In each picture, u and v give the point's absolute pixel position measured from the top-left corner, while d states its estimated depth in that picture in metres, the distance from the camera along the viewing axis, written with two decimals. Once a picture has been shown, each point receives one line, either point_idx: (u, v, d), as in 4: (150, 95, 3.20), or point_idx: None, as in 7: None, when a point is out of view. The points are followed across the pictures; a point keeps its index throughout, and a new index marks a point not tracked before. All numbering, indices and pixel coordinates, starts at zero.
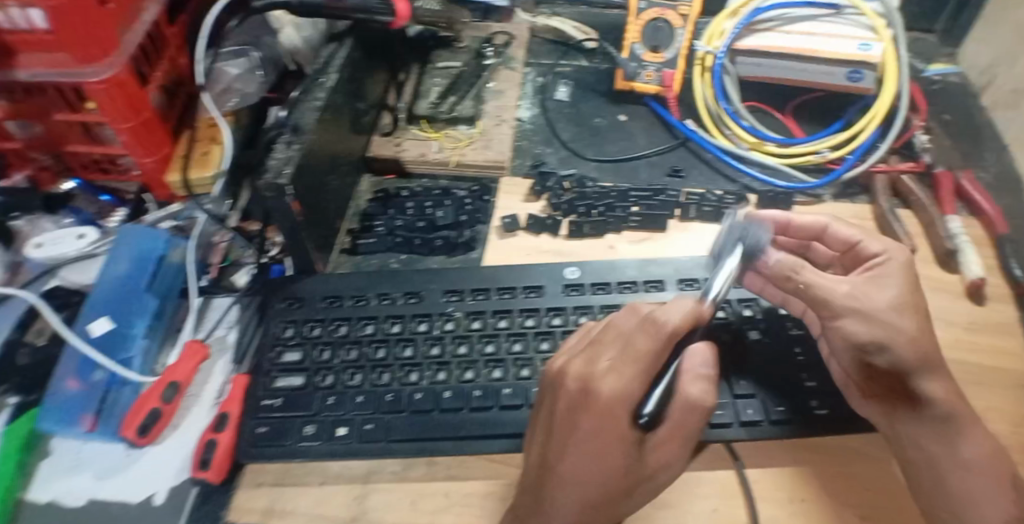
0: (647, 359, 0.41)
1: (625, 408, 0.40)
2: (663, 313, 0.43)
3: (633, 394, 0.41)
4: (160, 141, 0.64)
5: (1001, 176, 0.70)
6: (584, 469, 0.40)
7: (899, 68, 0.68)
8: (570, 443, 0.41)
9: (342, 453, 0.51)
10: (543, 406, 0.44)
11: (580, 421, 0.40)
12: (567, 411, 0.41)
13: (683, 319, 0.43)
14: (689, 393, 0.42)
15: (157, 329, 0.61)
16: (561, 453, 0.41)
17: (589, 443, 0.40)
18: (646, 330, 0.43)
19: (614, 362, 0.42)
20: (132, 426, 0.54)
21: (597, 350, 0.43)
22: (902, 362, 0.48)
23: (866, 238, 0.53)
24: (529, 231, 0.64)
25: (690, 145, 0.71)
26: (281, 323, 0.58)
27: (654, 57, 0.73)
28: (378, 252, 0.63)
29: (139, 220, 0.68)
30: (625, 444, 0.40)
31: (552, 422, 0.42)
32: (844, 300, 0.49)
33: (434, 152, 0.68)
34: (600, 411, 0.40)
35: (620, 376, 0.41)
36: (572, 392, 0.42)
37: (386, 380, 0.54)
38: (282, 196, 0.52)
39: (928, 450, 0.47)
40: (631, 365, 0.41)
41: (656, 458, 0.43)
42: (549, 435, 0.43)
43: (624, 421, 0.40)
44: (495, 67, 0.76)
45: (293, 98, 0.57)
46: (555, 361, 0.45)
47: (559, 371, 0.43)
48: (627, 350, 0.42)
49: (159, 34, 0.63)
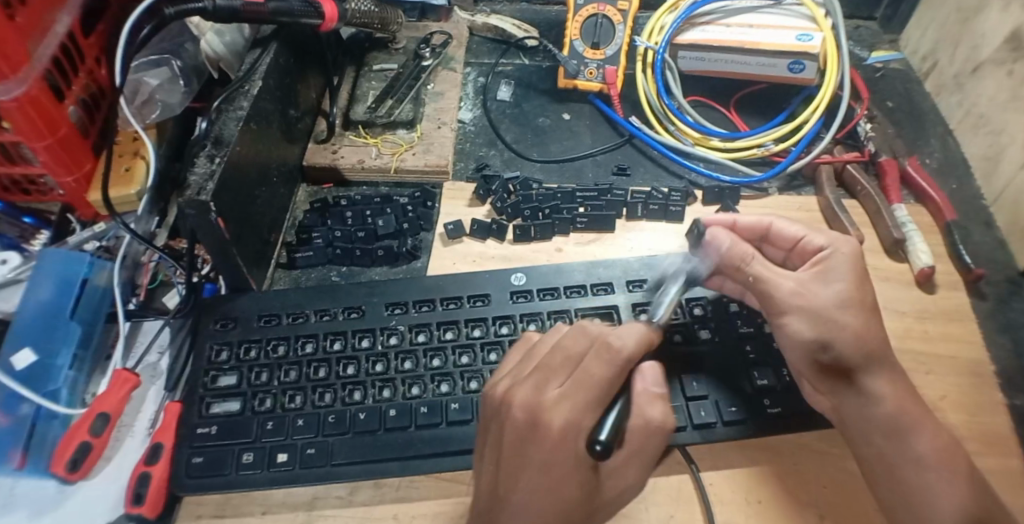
0: (602, 385, 0.41)
1: (576, 437, 0.39)
2: (616, 337, 0.43)
3: (586, 425, 0.40)
4: (79, 159, 0.59)
5: (946, 162, 0.70)
6: (539, 500, 0.38)
7: (840, 56, 0.68)
8: (521, 475, 0.39)
9: (282, 482, 0.48)
10: (489, 436, 0.42)
11: (530, 452, 0.39)
12: (515, 443, 0.40)
13: (637, 344, 0.43)
14: (648, 415, 0.42)
15: (83, 358, 0.58)
16: (512, 485, 0.39)
17: (542, 474, 0.38)
18: (600, 356, 0.42)
19: (564, 391, 0.40)
20: (61, 461, 0.50)
21: (543, 376, 0.42)
22: (848, 358, 0.48)
23: (810, 232, 0.52)
24: (473, 236, 0.62)
25: (635, 142, 0.70)
26: (214, 345, 0.54)
27: (593, 54, 0.72)
28: (317, 266, 0.60)
29: (62, 242, 0.64)
30: (579, 473, 0.39)
31: (502, 452, 0.40)
32: (788, 297, 0.49)
33: (373, 158, 0.66)
34: (550, 444, 0.39)
35: (571, 406, 0.40)
36: (519, 422, 0.40)
37: (328, 400, 0.50)
38: (205, 213, 0.49)
39: (877, 445, 0.47)
40: (583, 393, 0.40)
41: (613, 483, 0.42)
42: (498, 465, 0.41)
43: (578, 452, 0.39)
44: (434, 68, 0.73)
45: (215, 105, 0.54)
46: (496, 385, 0.43)
47: (504, 398, 0.41)
48: (580, 376, 0.41)
49: (75, 45, 0.58)
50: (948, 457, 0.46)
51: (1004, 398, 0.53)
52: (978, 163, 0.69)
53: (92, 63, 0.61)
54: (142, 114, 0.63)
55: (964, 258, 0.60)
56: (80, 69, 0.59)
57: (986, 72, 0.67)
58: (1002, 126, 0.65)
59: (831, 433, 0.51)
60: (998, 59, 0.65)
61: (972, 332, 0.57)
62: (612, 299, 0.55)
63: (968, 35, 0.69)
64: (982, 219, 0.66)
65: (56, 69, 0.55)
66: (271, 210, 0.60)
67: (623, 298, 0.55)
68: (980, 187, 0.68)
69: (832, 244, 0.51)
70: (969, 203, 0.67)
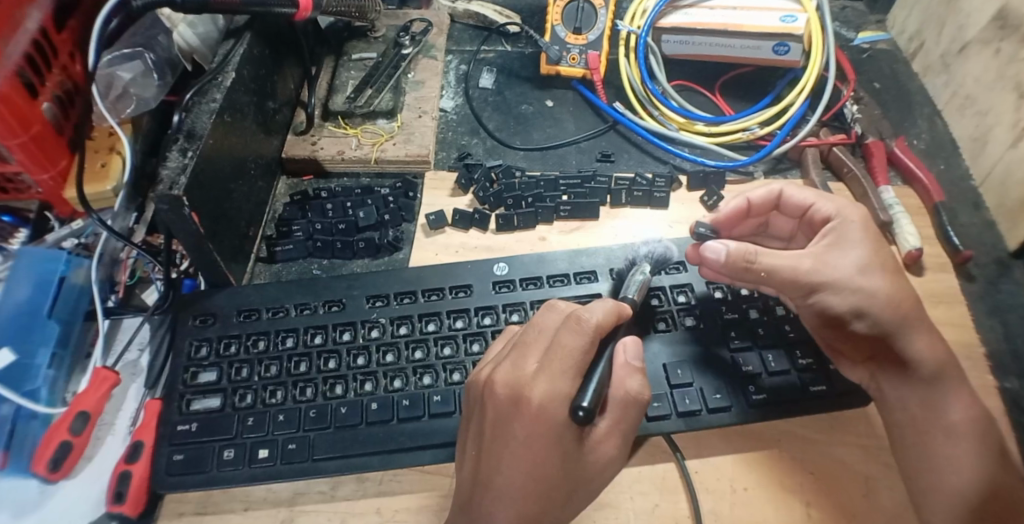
0: (576, 355, 0.40)
1: (559, 407, 0.39)
2: (586, 310, 0.42)
3: (565, 392, 0.39)
4: (54, 155, 0.58)
5: (934, 143, 0.70)
6: (523, 477, 0.38)
7: (825, 39, 0.68)
8: (505, 452, 0.39)
9: (263, 478, 0.47)
10: (473, 417, 0.42)
11: (513, 431, 0.39)
12: (497, 420, 0.40)
13: (605, 315, 0.42)
14: (628, 387, 0.42)
15: (63, 357, 0.57)
16: (496, 465, 0.39)
17: (524, 449, 0.38)
18: (572, 327, 0.41)
19: (541, 364, 0.40)
20: (41, 461, 0.50)
21: (522, 352, 0.41)
22: None
23: (819, 200, 0.51)
24: (455, 226, 0.61)
25: (619, 128, 0.69)
26: (193, 341, 0.53)
27: (575, 39, 0.71)
28: (297, 259, 0.60)
29: (39, 241, 0.63)
30: (563, 452, 0.39)
31: (484, 431, 0.41)
32: (809, 276, 0.48)
33: (353, 149, 0.65)
34: (532, 416, 0.38)
35: (550, 376, 0.39)
36: (501, 399, 0.40)
37: (309, 395, 0.50)
38: (178, 208, 0.48)
39: (911, 411, 0.48)
40: (558, 363, 0.40)
41: (598, 455, 0.41)
42: (481, 447, 0.41)
43: (558, 423, 0.39)
44: (414, 56, 0.72)
45: (186, 99, 0.53)
46: (481, 371, 0.43)
47: (486, 381, 0.41)
48: (554, 350, 0.40)
49: (47, 41, 0.56)
50: (957, 436, 0.46)
51: (993, 381, 0.53)
52: (966, 144, 0.68)
53: (66, 58, 0.59)
54: (117, 109, 0.62)
55: (952, 240, 0.60)
56: (53, 64, 0.58)
57: (973, 51, 0.66)
58: (989, 105, 0.64)
59: (816, 418, 0.51)
60: (985, 38, 0.64)
61: (960, 314, 0.56)
62: (595, 288, 0.55)
63: (954, 14, 0.68)
64: (971, 200, 0.65)
65: (29, 66, 0.54)
66: (249, 203, 0.60)
67: (606, 287, 0.55)
68: (968, 168, 0.67)
69: (839, 216, 0.51)
70: (957, 185, 0.66)
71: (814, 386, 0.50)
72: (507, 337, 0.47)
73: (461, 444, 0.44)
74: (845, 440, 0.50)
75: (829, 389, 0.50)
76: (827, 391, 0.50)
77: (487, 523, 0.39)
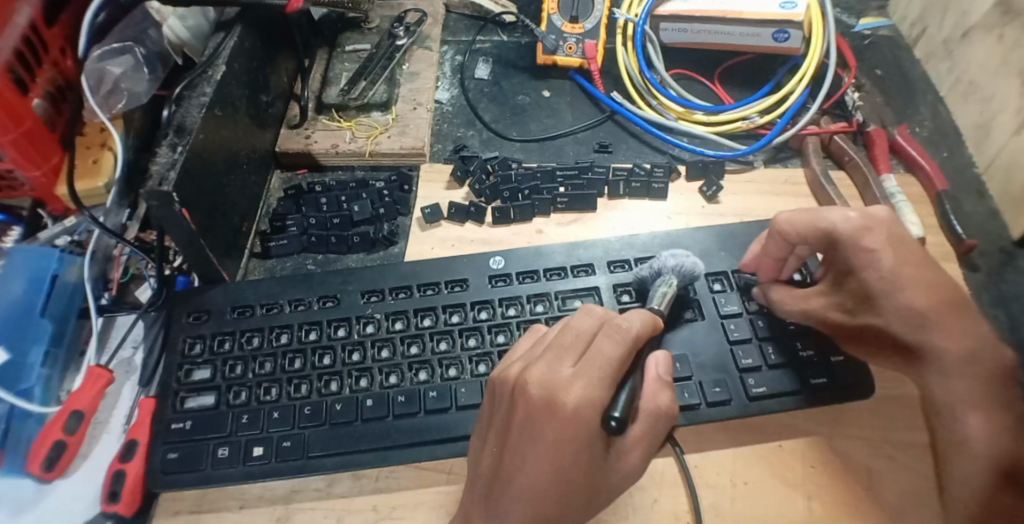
0: (616, 363, 0.39)
1: (593, 414, 0.38)
2: (625, 317, 0.42)
3: (601, 400, 0.38)
4: (46, 151, 0.57)
5: (937, 131, 0.69)
6: (545, 479, 0.38)
7: (825, 24, 0.67)
8: (530, 452, 0.38)
9: (259, 476, 0.46)
10: (496, 412, 0.41)
11: (543, 433, 0.38)
12: (525, 421, 0.39)
13: (644, 326, 0.42)
14: (660, 401, 0.42)
15: (57, 355, 0.57)
16: (519, 464, 0.38)
17: (552, 452, 0.38)
18: (611, 335, 0.41)
19: (577, 369, 0.39)
20: (36, 460, 0.49)
21: (558, 354, 0.40)
22: None
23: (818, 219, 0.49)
24: (451, 220, 0.61)
25: (617, 118, 0.68)
26: (187, 339, 0.52)
27: (572, 28, 0.70)
28: (291, 254, 0.59)
29: (32, 238, 0.62)
30: (589, 457, 0.38)
31: (510, 431, 0.40)
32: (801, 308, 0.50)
33: (347, 142, 0.64)
34: (566, 421, 0.38)
35: (587, 383, 0.38)
36: (536, 401, 0.38)
37: (304, 392, 0.49)
38: (169, 204, 0.47)
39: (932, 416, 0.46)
40: (597, 370, 0.39)
41: (621, 463, 0.41)
42: (502, 445, 0.40)
43: (589, 430, 0.38)
44: (409, 47, 0.71)
45: (177, 92, 0.52)
46: (509, 368, 0.42)
47: (517, 379, 0.40)
48: (592, 357, 0.40)
49: (37, 36, 0.56)
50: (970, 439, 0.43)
51: None
52: (969, 131, 0.67)
53: (57, 54, 0.58)
54: (108, 104, 0.60)
55: (955, 229, 0.59)
56: (43, 60, 0.57)
57: (976, 37, 0.65)
58: (993, 92, 0.63)
59: (817, 411, 0.50)
60: (988, 23, 0.63)
61: None
62: (592, 281, 0.54)
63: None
64: (974, 188, 0.64)
65: (19, 62, 0.53)
66: (243, 198, 0.59)
67: (604, 279, 0.54)
68: (972, 155, 0.66)
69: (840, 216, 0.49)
70: (960, 172, 0.65)
71: (815, 378, 0.49)
72: (532, 336, 0.46)
73: (477, 441, 0.43)
74: (848, 433, 0.49)
75: (829, 381, 0.49)
76: (828, 383, 0.49)
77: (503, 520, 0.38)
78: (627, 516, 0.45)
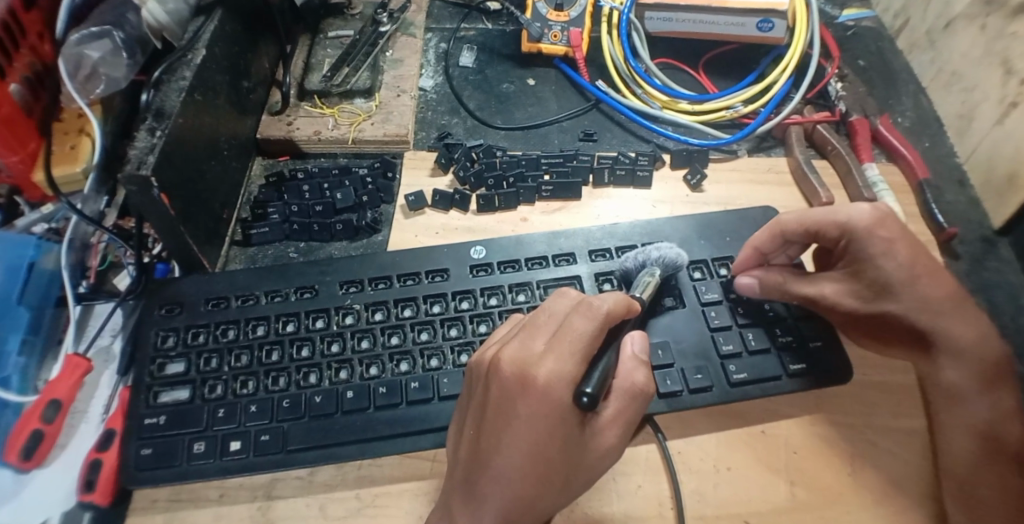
0: (585, 340, 0.39)
1: (563, 388, 0.38)
2: (597, 296, 0.42)
3: (570, 376, 0.38)
4: (23, 137, 0.56)
5: (919, 120, 0.69)
6: (520, 459, 0.38)
7: (808, 14, 0.68)
8: (504, 431, 0.38)
9: (236, 470, 0.46)
10: (473, 394, 0.41)
11: (515, 408, 0.38)
12: (499, 398, 0.39)
13: (615, 303, 0.42)
14: (633, 379, 0.42)
15: (34, 344, 0.56)
16: (494, 444, 0.38)
17: (525, 428, 0.38)
18: (583, 313, 0.41)
19: (549, 345, 0.40)
20: (14, 450, 0.49)
21: (530, 332, 0.41)
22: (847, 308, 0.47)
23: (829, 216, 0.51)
24: (436, 207, 0.60)
25: (602, 107, 0.69)
26: (159, 332, 0.51)
27: (557, 16, 0.70)
28: (274, 242, 0.59)
29: (8, 225, 0.61)
30: (563, 434, 0.38)
31: (484, 410, 0.40)
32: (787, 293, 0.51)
33: (329, 129, 0.64)
34: (537, 396, 0.38)
35: (557, 358, 0.39)
36: (507, 378, 0.39)
37: (282, 384, 0.49)
38: (147, 189, 0.47)
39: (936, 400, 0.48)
40: (566, 345, 0.39)
41: (597, 442, 0.41)
42: (479, 426, 0.40)
43: (562, 405, 0.38)
44: (393, 33, 0.71)
45: (155, 76, 0.51)
46: (485, 351, 0.42)
47: (492, 359, 0.40)
48: (563, 332, 0.40)
49: (16, 22, 0.55)
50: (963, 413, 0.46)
51: None
52: (952, 121, 0.67)
53: (35, 39, 0.57)
54: (86, 89, 0.59)
55: (937, 219, 0.59)
56: (21, 45, 0.55)
57: (958, 28, 0.66)
58: (975, 82, 0.64)
59: (799, 397, 0.50)
60: (971, 13, 0.64)
61: None
62: (574, 269, 0.54)
63: None
64: (955, 177, 0.65)
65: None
66: (223, 185, 0.58)
67: (586, 268, 0.54)
68: (953, 145, 0.67)
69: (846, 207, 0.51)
70: (942, 162, 0.66)
71: (794, 364, 0.49)
72: (511, 322, 0.47)
73: (456, 426, 0.43)
74: (830, 418, 0.49)
75: (809, 367, 0.49)
76: (808, 369, 0.49)
77: (482, 502, 0.38)
78: (610, 502, 0.45)
